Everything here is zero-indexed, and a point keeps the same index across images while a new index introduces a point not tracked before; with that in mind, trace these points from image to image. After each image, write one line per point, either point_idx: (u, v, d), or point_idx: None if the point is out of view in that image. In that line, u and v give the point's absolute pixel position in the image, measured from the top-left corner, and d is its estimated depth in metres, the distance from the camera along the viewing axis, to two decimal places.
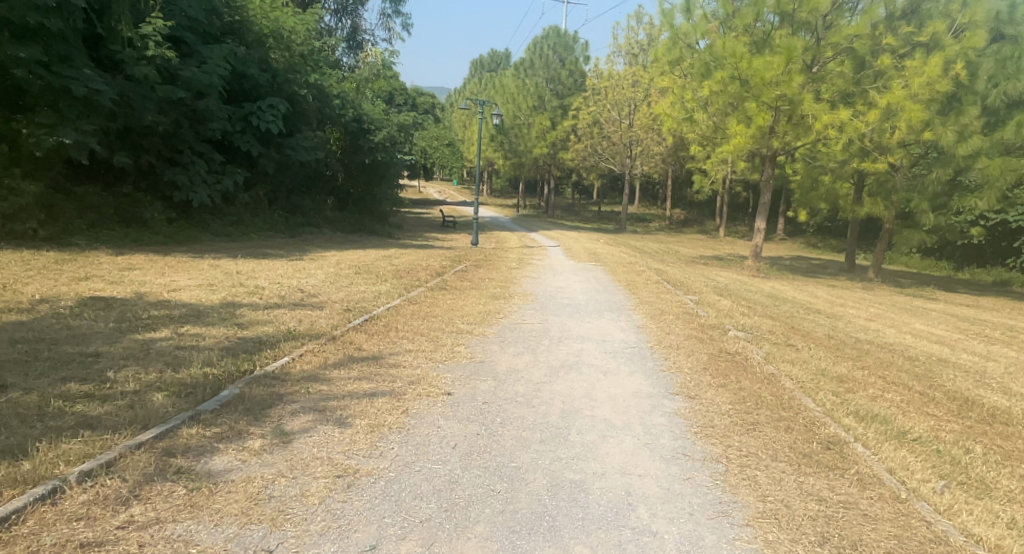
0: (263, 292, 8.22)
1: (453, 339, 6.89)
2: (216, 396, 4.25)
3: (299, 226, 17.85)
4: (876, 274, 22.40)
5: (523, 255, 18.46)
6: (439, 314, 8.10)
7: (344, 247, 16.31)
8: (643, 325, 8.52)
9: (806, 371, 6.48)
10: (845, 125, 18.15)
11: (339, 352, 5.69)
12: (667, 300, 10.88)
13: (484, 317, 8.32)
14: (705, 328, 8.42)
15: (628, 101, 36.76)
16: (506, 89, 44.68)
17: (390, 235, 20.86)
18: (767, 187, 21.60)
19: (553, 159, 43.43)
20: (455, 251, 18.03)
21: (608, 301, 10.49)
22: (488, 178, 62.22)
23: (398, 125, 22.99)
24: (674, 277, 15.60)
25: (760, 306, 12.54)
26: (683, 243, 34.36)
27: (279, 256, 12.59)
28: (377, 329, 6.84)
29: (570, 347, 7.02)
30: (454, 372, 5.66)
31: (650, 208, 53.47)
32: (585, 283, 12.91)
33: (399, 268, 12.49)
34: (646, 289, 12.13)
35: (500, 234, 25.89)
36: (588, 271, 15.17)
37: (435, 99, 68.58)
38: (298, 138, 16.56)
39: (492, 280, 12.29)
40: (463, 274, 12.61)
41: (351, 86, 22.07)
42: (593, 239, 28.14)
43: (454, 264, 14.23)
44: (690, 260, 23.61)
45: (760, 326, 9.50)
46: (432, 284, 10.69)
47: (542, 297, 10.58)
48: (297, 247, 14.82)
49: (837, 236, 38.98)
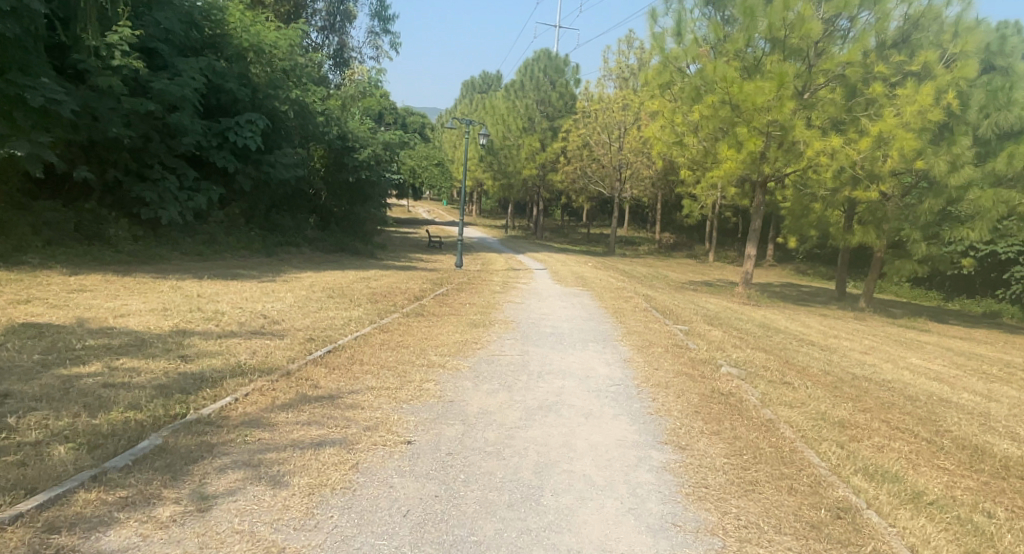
0: (222, 318, 7.63)
1: (422, 374, 6.28)
2: (130, 449, 3.66)
3: (277, 245, 17.26)
4: (867, 303, 22.08)
5: (508, 278, 17.94)
6: (410, 344, 7.51)
7: (323, 268, 15.74)
8: (630, 358, 7.95)
9: (805, 416, 5.96)
10: (837, 152, 17.94)
11: (289, 392, 5.10)
12: (655, 330, 10.34)
13: (460, 348, 7.72)
14: (695, 363, 7.88)
15: (618, 124, 36.70)
16: (496, 110, 44.57)
17: (373, 256, 20.31)
18: (757, 213, 21.33)
19: (543, 181, 43.21)
20: (438, 273, 17.48)
21: (593, 331, 9.93)
22: (478, 198, 61.93)
23: (384, 144, 22.56)
24: (663, 304, 15.13)
25: (751, 337, 12.07)
26: (672, 267, 34.06)
27: (251, 277, 11.99)
28: (340, 363, 6.25)
29: (551, 384, 6.43)
30: (420, 414, 5.07)
31: (639, 231, 53.30)
32: (570, 310, 12.37)
33: (376, 291, 11.92)
34: (634, 318, 11.60)
35: (487, 256, 25.38)
36: (574, 296, 14.65)
37: (425, 119, 68.50)
38: (277, 154, 16.06)
39: (473, 305, 11.74)
40: (443, 299, 12.05)
41: (336, 103, 21.68)
42: (581, 262, 27.69)
43: (434, 288, 13.68)
44: (679, 285, 23.21)
45: (752, 360, 9.00)
46: (408, 310, 10.12)
47: (524, 325, 10.01)
48: (272, 268, 14.23)
49: (826, 263, 38.86)
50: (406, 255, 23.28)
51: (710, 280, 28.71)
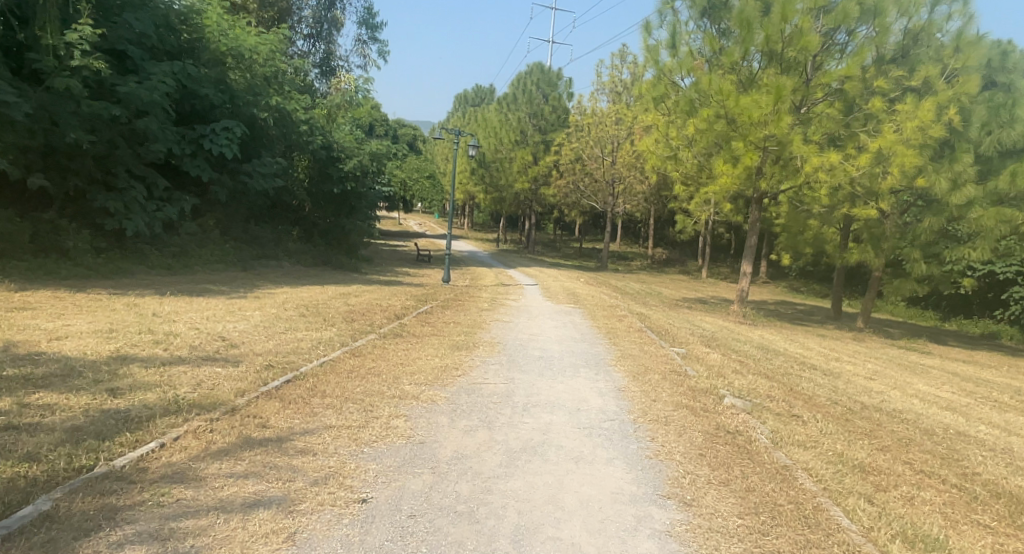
0: (173, 342, 6.90)
1: (391, 408, 5.55)
2: (7, 518, 2.95)
3: (255, 259, 16.54)
4: (865, 323, 21.55)
5: (497, 295, 17.28)
6: (382, 372, 6.80)
7: (303, 283, 15.04)
8: (625, 386, 7.25)
9: (822, 458, 5.30)
10: (835, 169, 17.50)
11: (228, 435, 4.38)
12: (650, 353, 9.65)
13: (438, 375, 7.00)
14: (695, 392, 7.19)
15: (611, 139, 36.35)
16: (488, 123, 44.15)
17: (358, 270, 19.62)
18: (753, 230, 20.84)
19: (535, 195, 42.78)
20: (424, 289, 16.80)
21: (585, 354, 9.23)
22: (469, 211, 61.42)
23: (371, 154, 21.96)
24: (658, 323, 14.50)
25: (752, 360, 11.46)
26: (666, 284, 33.52)
27: (220, 293, 11.25)
28: (297, 396, 5.54)
29: (537, 419, 5.70)
30: (382, 462, 4.35)
31: (632, 247, 52.87)
32: (561, 330, 11.69)
33: (354, 309, 11.21)
34: (627, 339, 10.94)
35: (477, 271, 24.71)
36: (565, 315, 13.97)
37: (417, 132, 68.06)
38: (255, 164, 15.40)
39: (457, 324, 11.05)
40: (425, 317, 11.35)
41: (322, 112, 21.09)
42: (572, 278, 27.07)
43: (418, 305, 13.00)
44: (673, 303, 22.63)
45: (755, 388, 8.36)
46: (386, 330, 9.41)
47: (511, 348, 9.30)
48: (246, 283, 13.49)
49: (820, 281, 38.50)
50: (393, 269, 22.59)
51: (703, 297, 28.17)
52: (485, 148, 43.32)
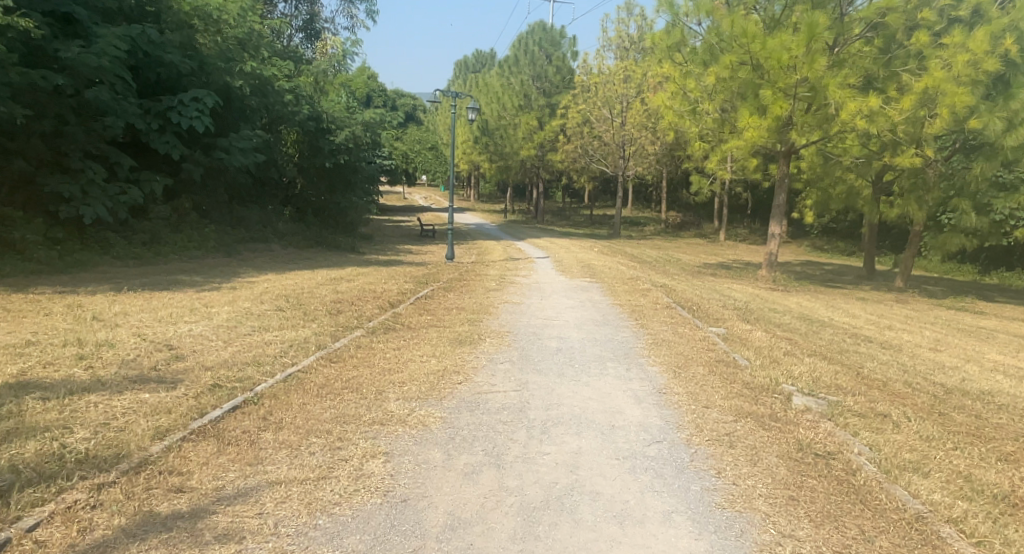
0: (102, 357, 5.53)
1: (369, 443, 4.19)
2: None
3: (241, 244, 15.21)
4: (905, 282, 19.97)
5: (506, 270, 15.91)
6: (362, 385, 5.41)
7: (293, 268, 13.73)
8: (667, 386, 5.84)
9: (951, 487, 3.91)
10: (875, 114, 15.74)
11: (117, 515, 3.01)
12: (686, 337, 8.20)
13: (433, 385, 5.61)
14: (755, 391, 5.77)
15: (620, 98, 34.39)
16: (490, 88, 42.15)
17: (355, 250, 18.27)
18: (781, 188, 19.18)
19: (542, 162, 40.79)
20: (425, 269, 15.43)
21: (611, 343, 7.82)
22: (475, 182, 59.65)
23: (363, 124, 20.46)
24: (685, 295, 13.10)
25: (798, 336, 10.01)
26: (684, 249, 31.90)
27: (192, 287, 9.92)
28: (241, 434, 4.15)
29: (561, 448, 4.31)
30: (343, 543, 2.98)
31: (644, 210, 51.12)
32: (579, 311, 10.27)
33: (343, 298, 9.84)
34: (656, 320, 9.47)
35: (484, 245, 23.29)
36: (582, 292, 12.53)
37: (416, 102, 65.92)
38: (230, 137, 13.97)
39: (459, 311, 9.66)
40: (423, 304, 9.94)
41: (308, 80, 19.50)
42: (585, 248, 25.54)
43: (418, 289, 11.61)
44: (695, 270, 21.14)
45: (818, 375, 6.93)
46: (375, 323, 8.03)
47: (524, 338, 7.91)
48: (228, 270, 12.18)
49: (844, 238, 36.74)
50: (394, 247, 21.22)
51: (725, 261, 26.57)
52: (487, 115, 41.44)
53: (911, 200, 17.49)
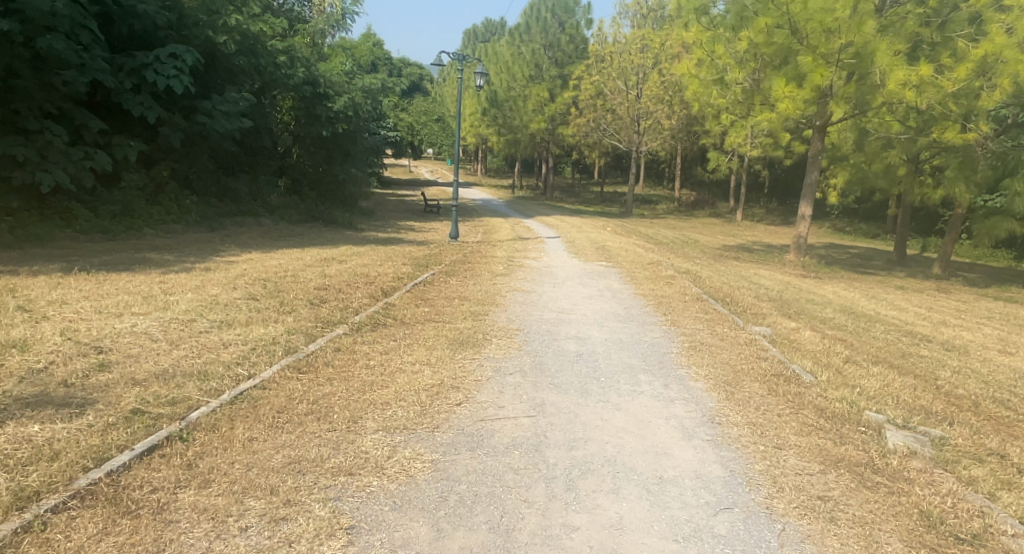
0: (4, 365, 4.33)
1: (327, 511, 2.98)
2: None
3: (227, 218, 13.99)
4: (943, 269, 18.58)
5: (515, 251, 14.69)
6: (331, 411, 4.18)
7: (281, 246, 12.54)
8: (719, 413, 4.62)
9: None
10: (924, 84, 14.26)
11: None
12: (728, 340, 6.94)
13: (423, 410, 4.39)
14: (833, 421, 4.53)
15: (636, 69, 32.70)
16: (499, 57, 40.33)
17: (354, 226, 17.03)
18: (814, 166, 17.72)
19: (552, 136, 39.18)
20: (426, 249, 14.20)
21: (640, 346, 6.61)
22: (483, 156, 57.99)
23: (364, 90, 19.07)
24: (712, 283, 11.86)
25: (848, 334, 8.74)
26: (700, 230, 30.50)
27: (161, 267, 8.74)
28: (147, 496, 2.95)
29: (595, 520, 3.08)
30: None
31: (656, 188, 49.55)
32: (598, 303, 9.03)
33: (328, 284, 8.59)
34: (688, 317, 8.20)
35: (491, 223, 21.98)
36: (599, 280, 11.26)
37: (422, 72, 63.99)
38: (213, 99, 12.68)
39: (462, 302, 8.42)
40: (420, 293, 8.68)
41: (303, 41, 18.05)
42: (598, 227, 24.17)
43: (418, 273, 10.36)
44: (716, 253, 19.79)
45: (896, 392, 5.67)
46: (362, 318, 6.80)
47: (537, 338, 6.68)
48: (208, 247, 10.99)
49: (866, 219, 35.20)
50: (395, 224, 19.92)
51: (745, 244, 25.17)
52: (496, 85, 39.75)
53: (958, 180, 16.04)
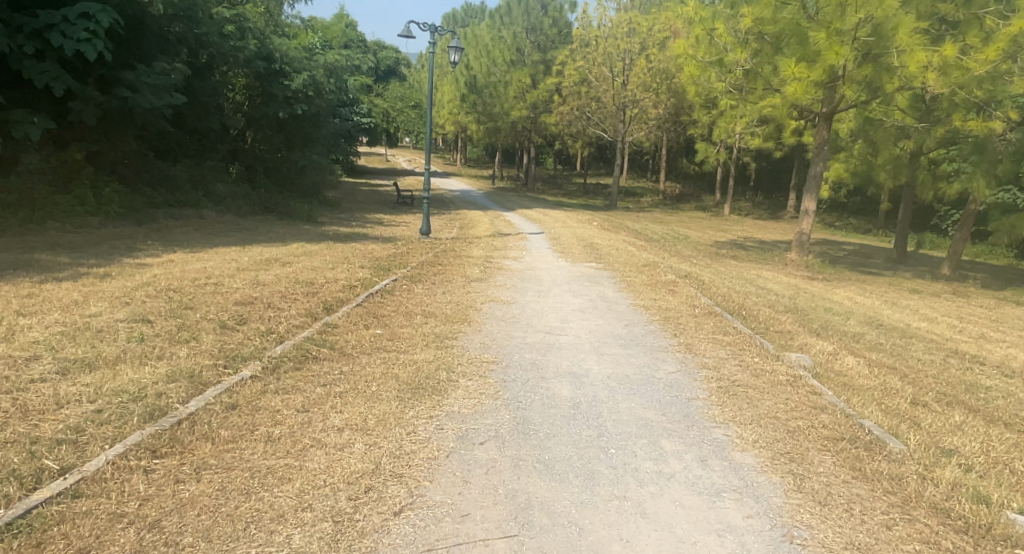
0: None
1: None
2: None
3: (159, 210, 12.13)
4: (951, 270, 17.35)
5: (493, 250, 13.04)
6: (173, 550, 2.47)
7: (220, 243, 10.73)
8: (799, 525, 3.02)
9: None
10: (948, 67, 12.90)
11: None
12: (764, 378, 5.34)
13: (336, 534, 2.71)
14: (974, 539, 2.94)
15: (622, 55, 31.12)
16: (479, 41, 38.40)
17: (313, 218, 15.21)
18: (820, 157, 16.29)
19: (534, 124, 37.45)
20: (392, 246, 12.47)
21: (654, 390, 5.01)
22: (461, 145, 56.01)
23: (326, 68, 17.12)
24: (719, 289, 10.33)
25: (892, 358, 7.26)
26: (689, 224, 29.11)
27: (44, 273, 6.92)
28: None
29: None
30: None
31: (639, 180, 48.17)
32: (593, 321, 7.43)
33: (257, 295, 6.84)
34: (704, 342, 6.60)
35: (468, 216, 20.25)
36: (589, 288, 9.68)
37: (398, 57, 61.56)
38: (138, 70, 10.67)
39: (425, 322, 6.71)
40: (371, 309, 6.95)
41: (256, 10, 16.09)
42: (583, 221, 22.57)
43: (375, 280, 8.62)
44: (711, 251, 18.33)
45: (1011, 462, 4.14)
46: (285, 350, 5.07)
47: (518, 379, 5.05)
48: (123, 245, 9.16)
49: (856, 214, 34.14)
50: (362, 216, 18.11)
51: (737, 240, 23.80)
52: (476, 71, 37.85)
53: (976, 174, 14.73)
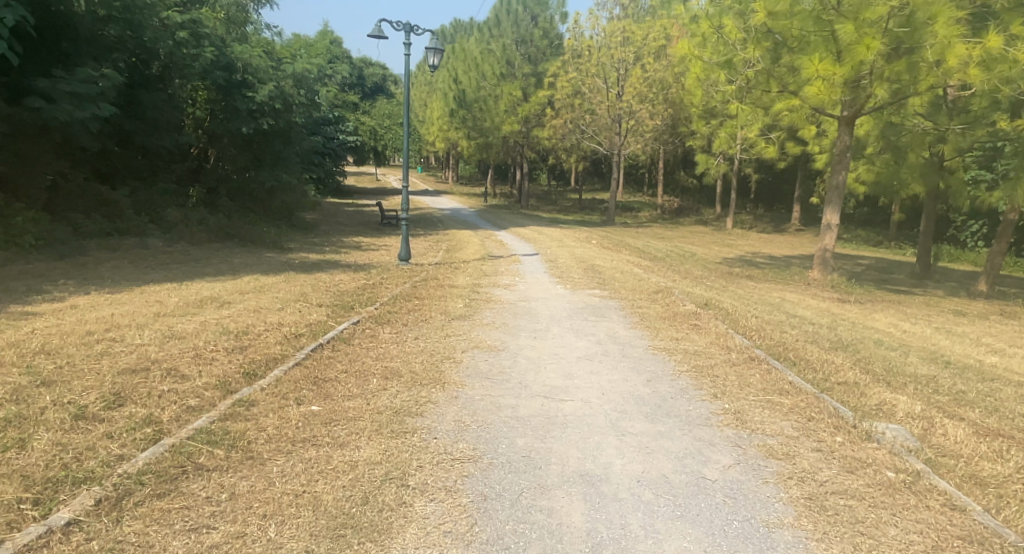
0: None
1: None
2: None
3: (92, 240, 10.49)
4: (988, 286, 15.82)
5: (481, 278, 11.40)
6: None
7: (157, 278, 9.06)
8: None
9: None
10: (991, 60, 11.47)
11: None
12: (867, 479, 3.64)
13: None
14: None
15: (617, 64, 29.78)
16: (467, 55, 37.07)
17: (281, 244, 13.57)
18: (842, 165, 14.79)
19: (527, 139, 36.06)
20: (364, 277, 10.81)
21: (710, 508, 3.29)
22: (452, 163, 54.56)
23: (294, 78, 15.61)
24: (748, 322, 8.72)
25: (993, 417, 5.62)
26: (692, 240, 27.63)
27: None
28: None
29: None
30: None
31: (636, 194, 46.76)
32: (605, 377, 5.73)
33: (160, 357, 5.14)
34: (756, 408, 4.91)
35: (457, 238, 18.64)
36: (595, 324, 8.01)
37: (385, 75, 60.21)
38: (55, 76, 9.11)
39: (383, 389, 5.01)
40: (313, 371, 5.23)
41: (215, 15, 14.57)
42: (581, 239, 20.94)
43: (330, 325, 6.91)
44: (723, 269, 16.73)
45: None
46: (152, 459, 3.35)
47: (506, 496, 3.33)
48: (25, 287, 7.49)
49: (863, 224, 32.76)
50: (338, 240, 16.49)
51: (746, 256, 22.26)
52: (465, 85, 36.48)
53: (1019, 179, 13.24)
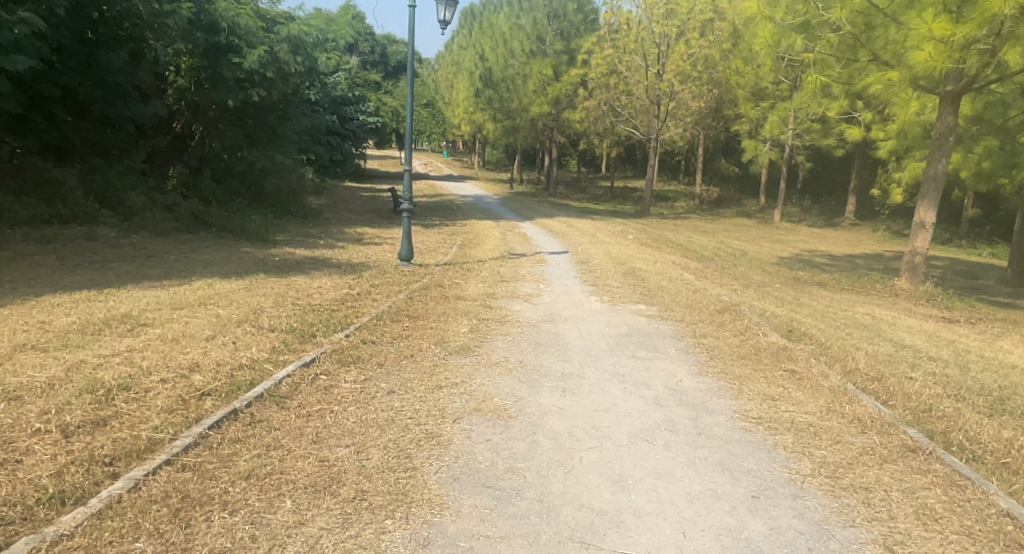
0: None
1: None
2: None
3: (19, 230, 8.54)
4: None
5: (500, 286, 9.18)
6: None
7: (81, 282, 7.08)
8: None
9: None
10: None
11: None
12: None
13: None
14: None
15: (658, 40, 27.12)
16: (496, 30, 34.63)
17: (265, 236, 11.56)
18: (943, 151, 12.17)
19: (557, 121, 33.61)
20: (353, 282, 8.69)
21: None
22: (479, 147, 52.25)
23: (291, 43, 13.50)
24: (857, 363, 6.39)
25: None
26: (739, 235, 25.03)
27: None
28: None
29: None
30: None
31: (671, 183, 43.98)
32: (682, 490, 3.44)
33: None
34: None
35: (478, 230, 16.45)
36: (647, 368, 5.70)
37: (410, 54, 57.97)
38: None
39: (297, 529, 2.80)
40: (186, 483, 3.04)
41: None
42: (616, 234, 18.58)
43: (268, 371, 4.71)
44: (786, 274, 14.26)
45: None
46: None
47: None
48: None
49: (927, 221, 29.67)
50: (340, 231, 14.47)
51: (804, 255, 19.63)
52: (492, 63, 34.11)
53: None
